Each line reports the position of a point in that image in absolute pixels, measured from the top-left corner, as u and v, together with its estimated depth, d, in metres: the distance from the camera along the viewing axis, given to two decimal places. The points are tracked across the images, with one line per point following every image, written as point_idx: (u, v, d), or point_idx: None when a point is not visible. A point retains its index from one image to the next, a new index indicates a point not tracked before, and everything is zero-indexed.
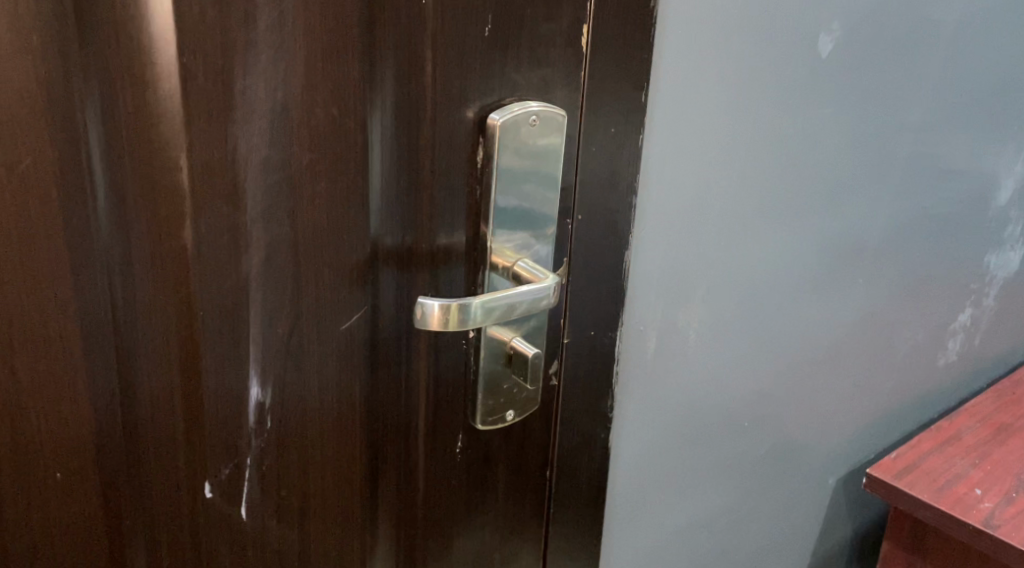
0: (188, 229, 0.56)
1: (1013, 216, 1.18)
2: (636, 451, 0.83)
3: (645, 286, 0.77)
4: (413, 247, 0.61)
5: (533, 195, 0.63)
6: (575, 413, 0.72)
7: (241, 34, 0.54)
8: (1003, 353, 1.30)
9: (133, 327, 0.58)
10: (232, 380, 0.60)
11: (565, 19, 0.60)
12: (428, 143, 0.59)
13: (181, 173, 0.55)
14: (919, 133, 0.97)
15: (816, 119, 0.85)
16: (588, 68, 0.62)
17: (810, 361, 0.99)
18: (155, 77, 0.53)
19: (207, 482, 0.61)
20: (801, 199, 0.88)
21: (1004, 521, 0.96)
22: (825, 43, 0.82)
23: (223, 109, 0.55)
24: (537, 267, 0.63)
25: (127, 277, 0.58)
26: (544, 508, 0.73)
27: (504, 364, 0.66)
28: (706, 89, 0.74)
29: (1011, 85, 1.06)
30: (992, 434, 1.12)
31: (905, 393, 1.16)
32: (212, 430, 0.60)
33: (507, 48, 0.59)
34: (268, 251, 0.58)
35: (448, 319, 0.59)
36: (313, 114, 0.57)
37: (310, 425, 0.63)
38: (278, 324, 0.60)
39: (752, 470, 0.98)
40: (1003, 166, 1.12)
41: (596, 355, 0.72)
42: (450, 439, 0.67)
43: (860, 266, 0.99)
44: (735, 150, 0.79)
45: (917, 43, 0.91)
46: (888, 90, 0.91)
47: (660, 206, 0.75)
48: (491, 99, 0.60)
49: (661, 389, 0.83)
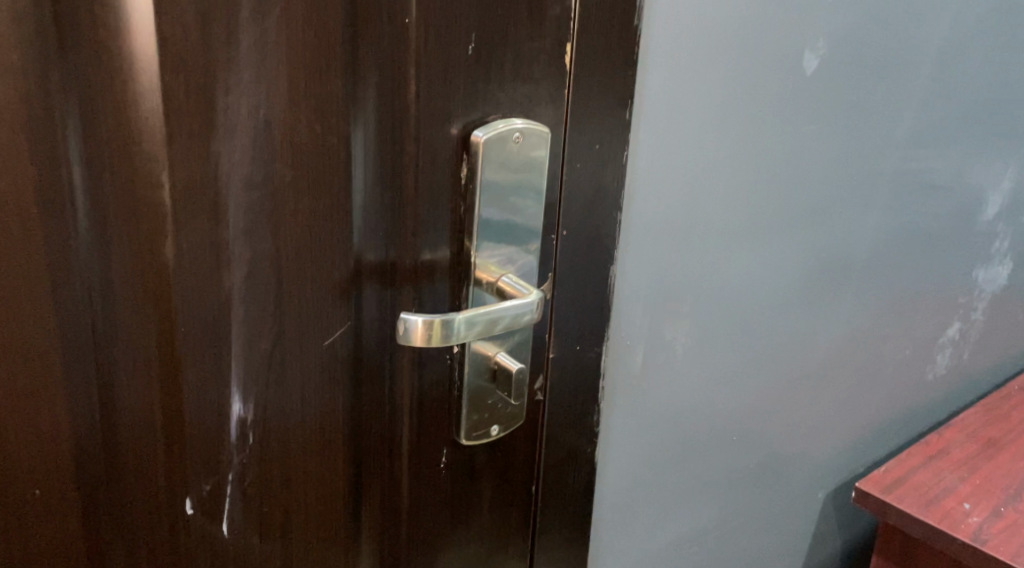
0: (169, 245, 0.56)
1: (1001, 231, 1.18)
2: (622, 467, 0.83)
3: (632, 302, 0.77)
4: (396, 263, 0.62)
5: (516, 211, 0.63)
6: (561, 428, 0.72)
7: (224, 51, 0.54)
8: (992, 368, 1.31)
9: (114, 343, 0.59)
10: (213, 396, 0.60)
11: (548, 37, 0.61)
12: (411, 159, 0.59)
13: (163, 190, 0.55)
14: (905, 149, 0.98)
15: (802, 135, 0.86)
16: (572, 85, 0.63)
17: (798, 376, 0.99)
18: (137, 95, 0.54)
19: (189, 498, 0.61)
20: (789, 215, 0.88)
21: (993, 536, 0.96)
22: (810, 61, 0.83)
23: (204, 126, 0.55)
24: (520, 282, 0.64)
25: (108, 294, 0.58)
26: (529, 523, 0.73)
27: (488, 379, 0.66)
28: (690, 105, 0.74)
29: (997, 101, 1.07)
30: (981, 448, 1.12)
31: (894, 407, 1.16)
32: (193, 446, 0.60)
33: (490, 66, 0.59)
34: (251, 267, 0.58)
35: (431, 335, 0.60)
36: (296, 132, 0.57)
37: (293, 441, 0.63)
38: (260, 339, 0.60)
39: (739, 485, 0.98)
40: (990, 181, 1.12)
41: (582, 371, 0.72)
42: (435, 455, 0.67)
43: (847, 280, 0.99)
44: (722, 166, 0.79)
45: (902, 60, 0.92)
46: (873, 106, 0.91)
47: (646, 222, 0.75)
48: (474, 116, 0.60)
49: (647, 404, 0.83)
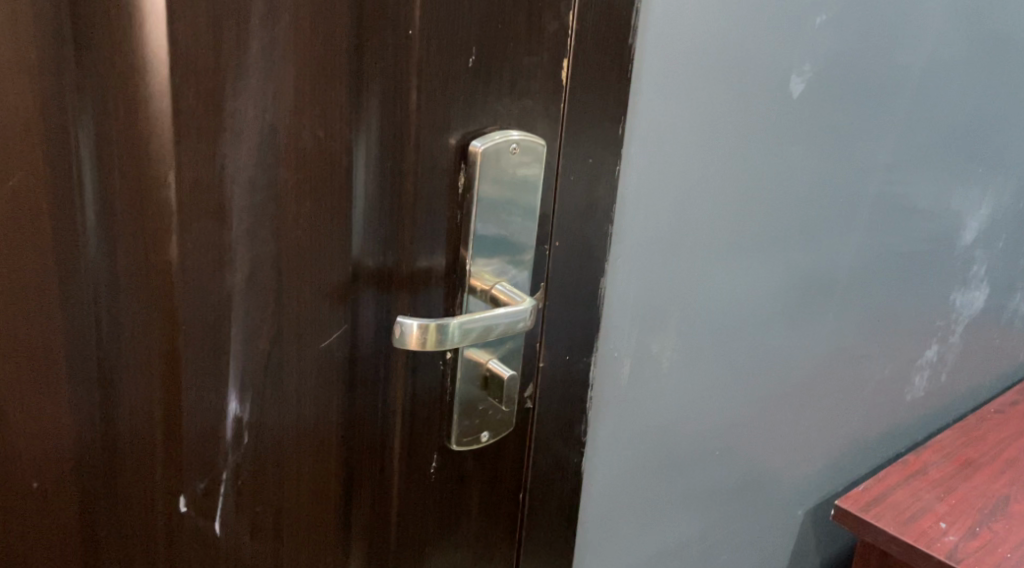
0: (173, 244, 0.57)
1: (978, 256, 1.20)
2: (607, 478, 0.84)
3: (621, 316, 0.78)
4: (394, 270, 0.63)
5: (511, 224, 0.64)
6: (549, 436, 0.73)
7: (233, 56, 0.55)
8: (967, 391, 1.33)
9: (118, 338, 0.59)
10: (210, 399, 0.61)
11: (545, 53, 0.62)
12: (412, 166, 0.61)
13: (169, 190, 0.56)
14: (886, 173, 1.00)
15: (787, 157, 0.88)
16: (567, 100, 0.64)
17: (780, 394, 1.00)
18: (149, 96, 0.55)
19: (182, 497, 0.62)
20: (773, 234, 0.90)
21: (968, 555, 0.98)
22: (796, 84, 0.85)
23: (212, 130, 0.56)
24: (514, 291, 0.65)
25: (115, 292, 0.58)
26: (516, 530, 0.74)
27: (479, 387, 0.67)
28: (681, 123, 0.77)
29: (977, 129, 1.10)
30: (957, 469, 1.14)
31: (873, 428, 1.18)
32: (191, 446, 0.61)
33: (489, 79, 0.61)
34: (252, 268, 0.59)
35: (425, 339, 0.61)
36: (299, 136, 0.58)
37: (285, 442, 0.63)
38: (259, 338, 0.60)
39: (722, 499, 0.99)
40: (968, 208, 1.15)
41: (571, 381, 0.74)
42: (425, 461, 0.68)
43: (830, 300, 1.01)
44: (709, 183, 0.81)
45: (885, 87, 0.94)
46: (856, 131, 0.94)
47: (634, 236, 0.77)
48: (473, 127, 0.61)
49: (634, 416, 0.84)
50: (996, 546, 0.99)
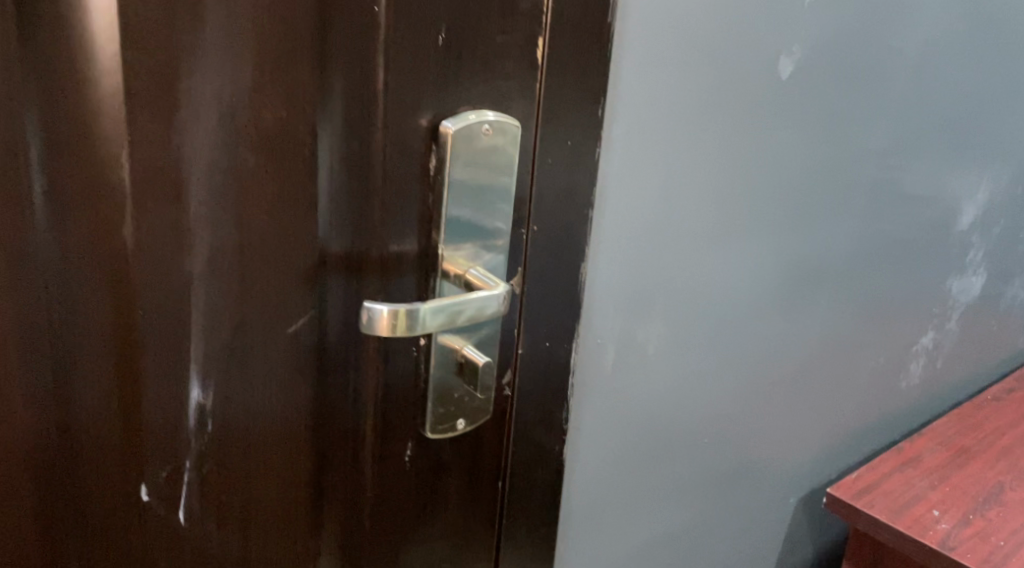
0: (128, 226, 0.58)
1: (975, 241, 1.18)
2: (591, 468, 0.82)
3: (605, 302, 0.77)
4: (363, 254, 0.61)
5: (485, 206, 0.62)
6: (529, 426, 0.71)
7: (188, 34, 0.56)
8: (964, 378, 1.31)
9: (72, 324, 0.60)
10: (172, 383, 0.61)
11: (519, 32, 0.60)
12: (380, 148, 0.58)
13: (123, 170, 0.57)
14: (881, 157, 0.98)
15: (777, 140, 0.86)
16: (544, 80, 0.62)
17: (772, 382, 0.99)
18: (95, 74, 0.56)
19: (145, 485, 0.63)
20: (764, 220, 0.88)
21: (960, 543, 0.96)
22: (785, 67, 0.83)
23: (169, 107, 0.57)
24: (488, 275, 0.63)
25: (66, 283, 0.60)
26: (496, 520, 0.72)
27: (454, 373, 0.65)
28: (666, 106, 0.75)
29: (974, 111, 1.07)
30: (952, 457, 1.12)
31: (868, 415, 1.16)
32: (152, 432, 0.62)
33: (461, 59, 0.59)
34: (212, 252, 0.59)
35: (395, 324, 0.59)
36: (261, 116, 0.58)
37: (253, 432, 0.63)
38: (221, 327, 0.61)
39: (712, 489, 0.98)
40: (965, 192, 1.13)
41: (551, 368, 0.72)
42: (399, 448, 0.66)
43: (823, 286, 0.99)
44: (697, 167, 0.79)
45: (879, 69, 0.92)
46: (850, 113, 0.92)
47: (618, 221, 0.75)
48: (444, 107, 0.59)
49: (620, 404, 0.82)
50: (989, 534, 0.98)
